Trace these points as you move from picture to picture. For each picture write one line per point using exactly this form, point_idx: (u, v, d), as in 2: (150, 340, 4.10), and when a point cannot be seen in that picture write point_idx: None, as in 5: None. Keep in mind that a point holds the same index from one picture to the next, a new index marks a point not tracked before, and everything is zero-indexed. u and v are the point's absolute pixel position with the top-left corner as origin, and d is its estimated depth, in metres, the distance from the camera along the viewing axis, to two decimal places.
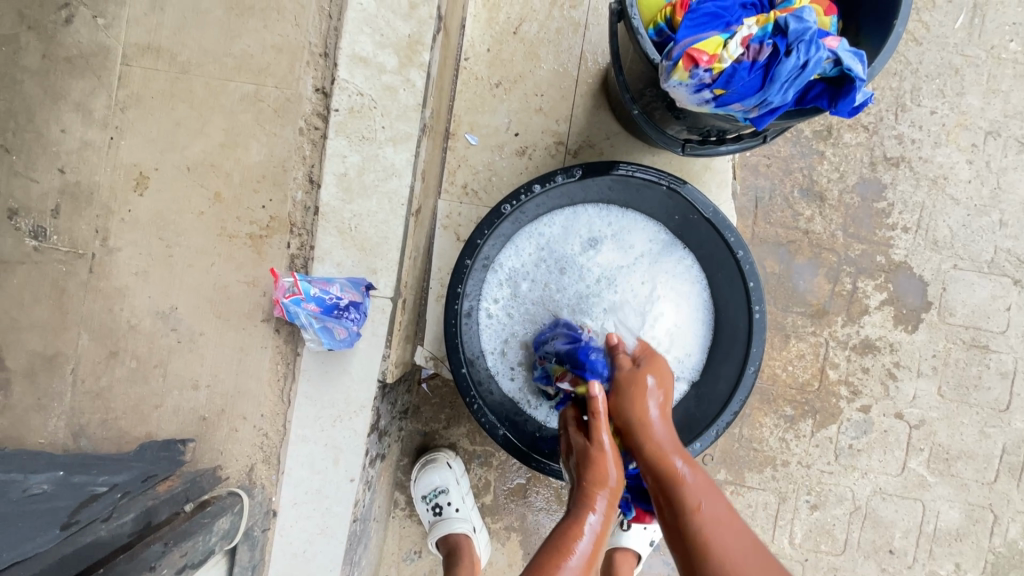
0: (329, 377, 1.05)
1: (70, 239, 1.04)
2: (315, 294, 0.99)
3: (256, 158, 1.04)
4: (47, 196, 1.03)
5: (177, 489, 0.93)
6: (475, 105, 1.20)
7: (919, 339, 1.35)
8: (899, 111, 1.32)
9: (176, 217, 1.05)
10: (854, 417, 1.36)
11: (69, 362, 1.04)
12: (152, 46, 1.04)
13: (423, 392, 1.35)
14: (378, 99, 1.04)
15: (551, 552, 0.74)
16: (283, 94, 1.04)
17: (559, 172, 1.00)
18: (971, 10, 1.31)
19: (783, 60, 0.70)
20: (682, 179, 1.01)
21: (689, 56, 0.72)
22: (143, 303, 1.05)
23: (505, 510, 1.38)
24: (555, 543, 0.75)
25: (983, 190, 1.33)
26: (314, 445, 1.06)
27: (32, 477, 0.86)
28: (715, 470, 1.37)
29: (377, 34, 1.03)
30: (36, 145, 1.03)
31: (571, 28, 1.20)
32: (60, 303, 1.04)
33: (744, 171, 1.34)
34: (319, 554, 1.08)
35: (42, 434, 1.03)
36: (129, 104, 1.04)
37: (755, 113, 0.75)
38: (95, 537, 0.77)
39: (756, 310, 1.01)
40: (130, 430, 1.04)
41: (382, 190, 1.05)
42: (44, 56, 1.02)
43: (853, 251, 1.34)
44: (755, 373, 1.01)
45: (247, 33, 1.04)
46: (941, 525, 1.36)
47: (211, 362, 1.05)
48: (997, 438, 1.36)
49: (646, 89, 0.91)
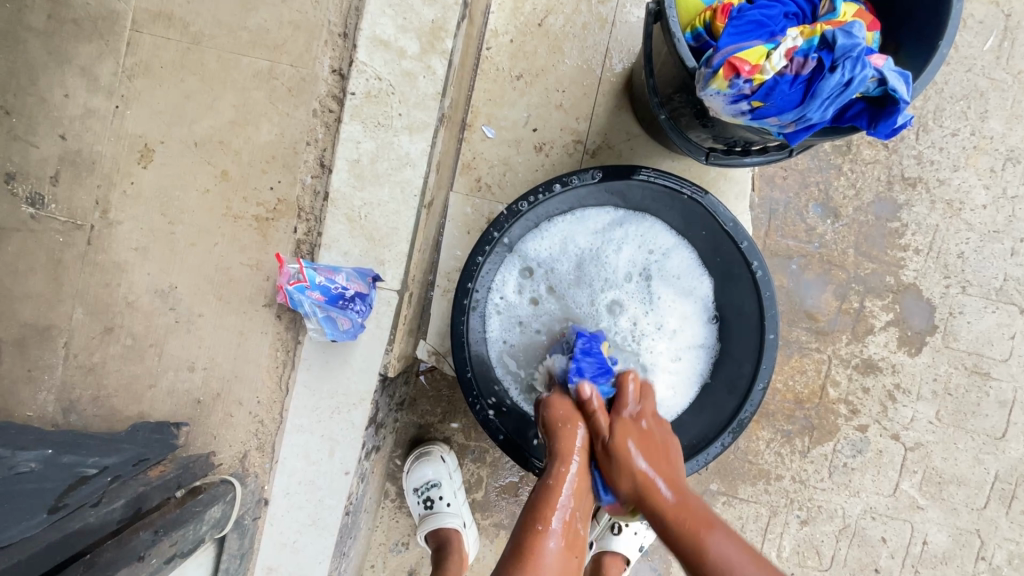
0: (329, 367, 1.03)
1: (68, 209, 1.00)
2: (320, 282, 0.96)
3: (266, 138, 1.01)
4: (46, 162, 1.00)
5: (169, 475, 0.93)
6: (494, 96, 1.17)
7: (922, 362, 1.34)
8: (920, 131, 1.30)
9: (180, 193, 1.01)
10: (851, 436, 1.35)
11: (62, 335, 1.01)
12: (164, 13, 1.00)
13: (420, 384, 1.33)
14: (396, 85, 1.01)
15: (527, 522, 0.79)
16: (299, 73, 1.00)
17: (578, 173, 0.96)
18: (1001, 33, 1.28)
19: (827, 76, 0.68)
20: (705, 189, 0.97)
21: (731, 64, 0.69)
22: (141, 280, 1.02)
23: (495, 507, 1.36)
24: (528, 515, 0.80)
25: (998, 216, 1.32)
26: (311, 435, 1.04)
27: (21, 453, 0.83)
28: (709, 479, 1.36)
29: (400, 17, 0.99)
30: (38, 109, 0.99)
31: (598, 24, 1.16)
32: (55, 275, 1.01)
33: (760, 182, 1.32)
34: (309, 546, 1.07)
35: (32, 406, 1.00)
36: (137, 72, 1.00)
37: (791, 128, 0.74)
38: (82, 523, 0.76)
39: (769, 332, 0.98)
40: (122, 409, 1.02)
41: (395, 180, 1.02)
42: (50, 17, 0.99)
43: (864, 269, 1.32)
44: (763, 391, 0.98)
45: (264, 7, 1.00)
46: (928, 547, 1.37)
47: (209, 345, 1.02)
48: (990, 465, 1.35)
49: (675, 94, 0.88)
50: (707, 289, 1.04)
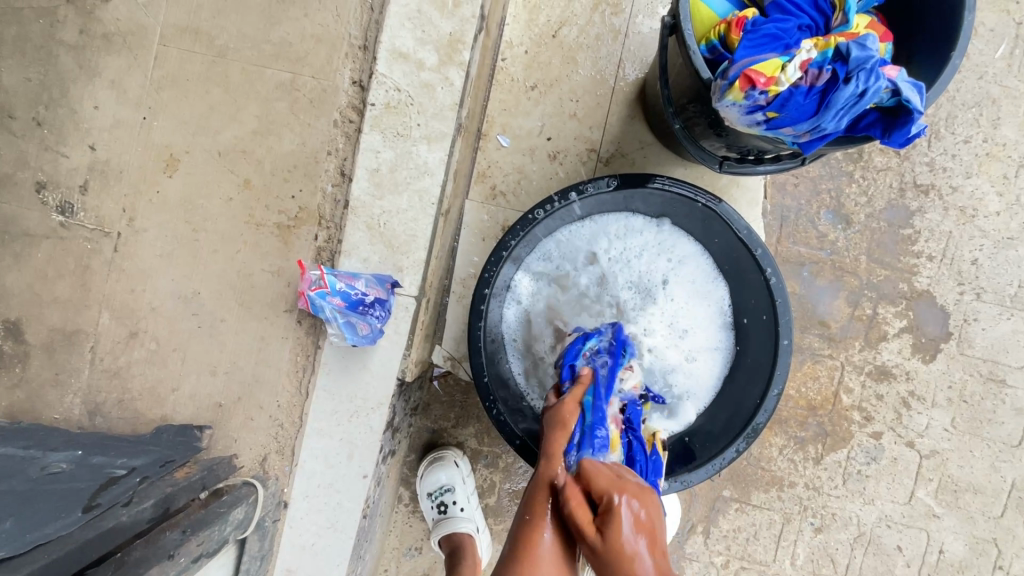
0: (348, 371, 1.05)
1: (97, 216, 1.03)
2: (340, 288, 0.98)
3: (288, 148, 1.04)
4: (76, 171, 1.03)
5: (195, 476, 0.95)
6: (509, 106, 1.20)
7: (936, 369, 1.34)
8: (932, 138, 1.31)
9: (204, 202, 1.04)
10: (865, 442, 1.35)
11: (89, 340, 1.04)
12: (191, 28, 1.03)
13: (434, 389, 1.34)
14: (415, 96, 1.03)
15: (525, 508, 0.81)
16: (320, 85, 1.03)
17: (593, 181, 0.98)
18: (1012, 41, 1.29)
19: (841, 88, 0.69)
20: (719, 197, 0.97)
21: (746, 76, 0.71)
22: (166, 285, 1.04)
23: (508, 512, 1.37)
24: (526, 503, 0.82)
25: (1012, 223, 1.32)
26: (329, 439, 1.06)
27: (52, 455, 0.86)
28: (721, 486, 1.36)
29: (419, 30, 1.02)
30: (68, 121, 1.02)
31: (611, 35, 1.19)
32: (83, 281, 1.03)
33: (771, 189, 1.33)
34: (327, 548, 1.09)
35: (58, 409, 1.03)
36: (164, 84, 1.03)
37: (805, 138, 0.75)
38: (116, 522, 0.79)
39: (784, 339, 0.98)
40: (145, 412, 1.04)
41: (413, 188, 1.04)
42: (82, 31, 1.02)
43: (876, 276, 1.33)
44: (779, 397, 0.98)
45: (286, 21, 1.03)
46: (944, 556, 1.36)
47: (231, 349, 1.05)
48: (1006, 473, 1.34)
49: (690, 105, 0.90)
50: (722, 295, 1.06)
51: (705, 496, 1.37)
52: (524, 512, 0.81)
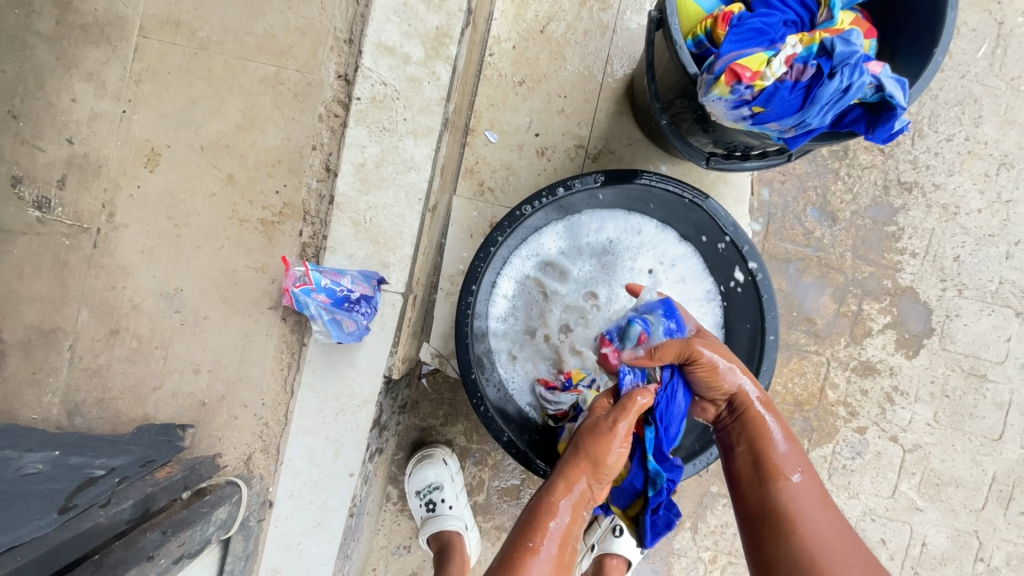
0: (334, 369, 1.04)
1: (75, 212, 1.01)
2: (325, 285, 0.97)
3: (272, 142, 1.02)
4: (53, 165, 1.00)
5: (177, 476, 0.93)
6: (497, 102, 1.19)
7: (919, 364, 1.35)
8: (915, 137, 1.32)
9: (186, 197, 1.02)
10: (850, 437, 1.37)
11: (68, 338, 1.02)
12: (171, 19, 1.01)
13: (422, 387, 1.33)
14: (401, 90, 1.02)
15: (528, 525, 0.77)
16: (305, 79, 1.02)
17: (580, 177, 0.97)
18: (994, 40, 1.30)
19: (826, 83, 0.70)
20: (705, 193, 0.98)
21: (731, 70, 0.71)
22: (147, 282, 1.02)
23: (497, 510, 1.37)
24: (532, 517, 0.78)
25: (993, 220, 1.33)
26: (316, 437, 1.05)
27: (28, 456, 0.83)
28: (709, 482, 1.37)
29: (405, 24, 1.01)
30: (45, 113, 1.00)
31: (599, 31, 1.18)
32: (61, 277, 1.01)
33: (758, 187, 1.33)
34: (313, 547, 1.08)
35: (35, 409, 1.00)
36: (144, 77, 1.01)
37: (791, 133, 0.75)
38: (92, 524, 0.78)
39: (770, 334, 0.99)
40: (126, 411, 1.02)
41: (400, 184, 1.03)
42: (58, 22, 1.00)
43: (861, 272, 1.34)
44: (764, 392, 0.99)
45: (271, 13, 1.01)
46: (926, 549, 1.38)
47: (214, 347, 1.03)
48: (987, 467, 1.36)
49: (677, 100, 0.90)
50: (710, 292, 1.06)
51: (693, 492, 1.37)
52: (530, 537, 0.76)
